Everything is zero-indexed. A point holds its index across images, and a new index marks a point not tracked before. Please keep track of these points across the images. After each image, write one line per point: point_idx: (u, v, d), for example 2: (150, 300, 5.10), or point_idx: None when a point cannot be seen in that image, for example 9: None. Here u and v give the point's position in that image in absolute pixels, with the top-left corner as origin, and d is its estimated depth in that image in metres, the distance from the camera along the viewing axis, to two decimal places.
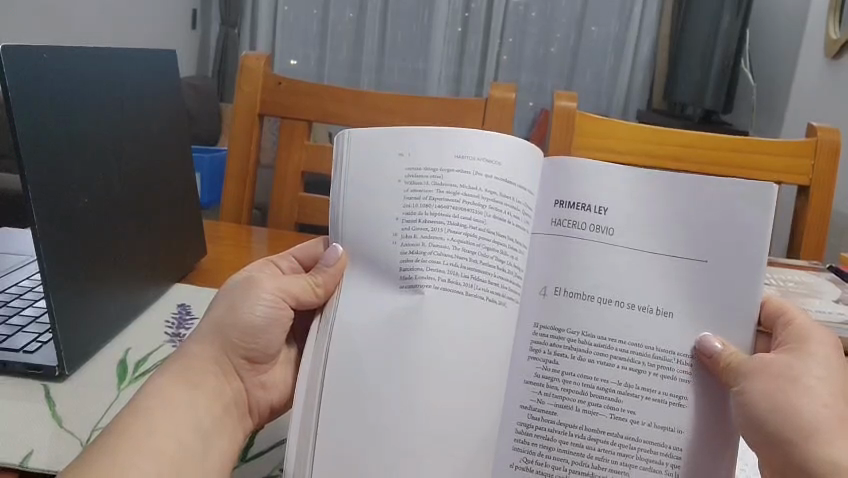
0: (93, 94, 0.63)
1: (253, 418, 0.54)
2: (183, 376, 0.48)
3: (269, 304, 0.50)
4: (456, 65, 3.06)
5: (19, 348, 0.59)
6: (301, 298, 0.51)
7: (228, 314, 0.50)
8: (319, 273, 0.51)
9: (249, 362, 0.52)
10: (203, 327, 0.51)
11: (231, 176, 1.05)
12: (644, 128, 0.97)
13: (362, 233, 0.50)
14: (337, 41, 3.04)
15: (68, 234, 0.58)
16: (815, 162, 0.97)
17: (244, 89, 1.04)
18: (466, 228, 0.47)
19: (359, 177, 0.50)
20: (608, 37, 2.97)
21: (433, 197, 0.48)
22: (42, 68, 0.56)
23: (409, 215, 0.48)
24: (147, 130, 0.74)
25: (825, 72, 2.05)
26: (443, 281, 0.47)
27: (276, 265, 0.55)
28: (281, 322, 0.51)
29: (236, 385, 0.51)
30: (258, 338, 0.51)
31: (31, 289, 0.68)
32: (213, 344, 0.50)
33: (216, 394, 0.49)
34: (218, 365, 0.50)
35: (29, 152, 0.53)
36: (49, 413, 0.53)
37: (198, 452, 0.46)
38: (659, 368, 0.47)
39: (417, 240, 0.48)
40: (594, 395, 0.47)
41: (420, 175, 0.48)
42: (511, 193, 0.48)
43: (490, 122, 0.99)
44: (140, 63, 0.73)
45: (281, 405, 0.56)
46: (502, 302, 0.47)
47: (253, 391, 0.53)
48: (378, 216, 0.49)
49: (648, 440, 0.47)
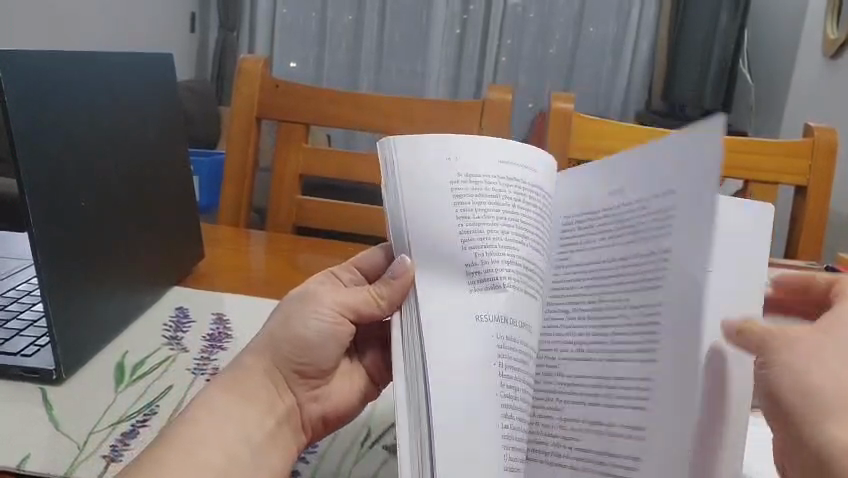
0: (90, 97, 0.64)
1: (306, 433, 0.53)
2: (233, 389, 0.49)
3: (326, 319, 0.50)
4: (455, 66, 3.07)
5: (16, 352, 0.59)
6: (359, 310, 0.50)
7: (280, 328, 0.50)
8: (382, 285, 0.49)
9: (303, 377, 0.51)
10: (259, 340, 0.51)
11: (230, 177, 1.05)
12: (645, 129, 0.97)
13: (422, 243, 0.47)
14: (336, 42, 3.04)
15: (65, 237, 0.58)
16: (813, 162, 0.97)
17: (242, 91, 1.04)
18: (515, 227, 0.46)
19: (409, 182, 0.47)
20: (607, 38, 2.97)
21: (490, 197, 0.47)
22: (37, 71, 0.56)
23: (465, 218, 0.47)
24: (145, 132, 0.74)
25: (823, 71, 2.06)
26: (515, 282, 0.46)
27: (338, 277, 0.54)
28: (336, 337, 0.51)
29: (289, 400, 0.51)
30: (309, 352, 0.51)
31: (29, 293, 0.69)
32: (264, 356, 0.50)
33: (267, 407, 0.49)
34: (269, 377, 0.50)
35: (25, 155, 0.53)
36: (48, 416, 0.53)
37: (247, 463, 0.47)
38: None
39: (477, 240, 0.46)
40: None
41: (473, 177, 0.47)
42: (540, 197, 0.48)
43: (488, 123, 0.99)
44: (136, 65, 0.73)
45: (339, 420, 0.55)
46: (535, 298, 0.47)
47: (306, 405, 0.52)
48: (434, 219, 0.47)
49: None
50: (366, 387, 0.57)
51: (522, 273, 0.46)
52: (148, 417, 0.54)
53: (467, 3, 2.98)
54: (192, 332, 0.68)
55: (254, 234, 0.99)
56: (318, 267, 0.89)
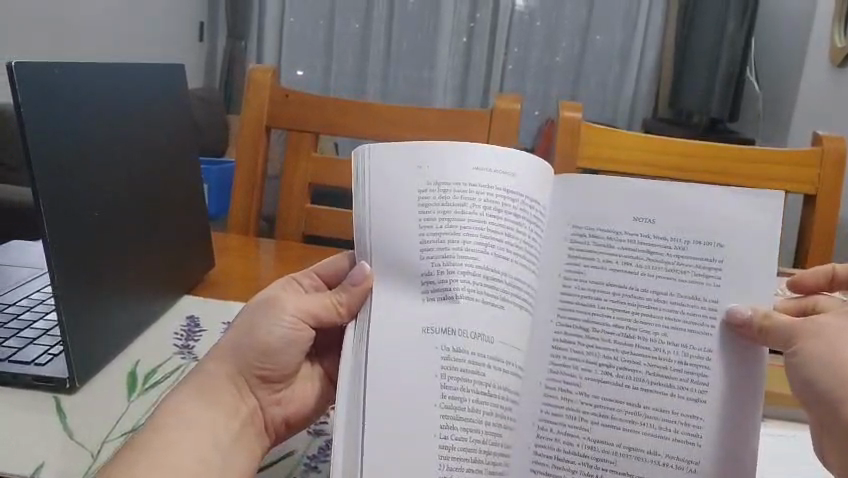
0: (102, 107, 0.64)
1: (269, 436, 0.53)
2: (200, 394, 0.49)
3: (288, 326, 0.50)
4: (462, 75, 3.08)
5: (30, 361, 0.59)
6: (319, 316, 0.51)
7: (243, 335, 0.50)
8: (343, 292, 0.50)
9: (266, 382, 0.51)
10: (221, 345, 0.51)
11: (240, 186, 1.05)
12: (650, 139, 0.97)
13: (393, 249, 0.49)
14: (343, 51, 3.05)
15: (78, 246, 0.58)
16: (821, 170, 0.97)
17: (251, 100, 1.04)
18: (479, 236, 0.48)
19: (377, 188, 0.49)
20: (613, 46, 2.97)
21: (457, 206, 0.48)
22: (51, 82, 0.57)
23: (429, 227, 0.48)
24: (156, 141, 0.75)
25: (831, 79, 2.05)
26: (474, 289, 0.47)
27: (298, 282, 0.54)
28: (299, 342, 0.51)
29: (251, 403, 0.51)
30: (273, 358, 0.51)
31: (41, 302, 0.69)
32: (227, 362, 0.50)
33: (234, 410, 0.49)
34: (233, 382, 0.50)
35: (40, 166, 0.54)
36: (60, 424, 0.54)
37: (217, 468, 0.46)
38: (684, 361, 0.47)
39: (438, 251, 0.48)
40: (612, 386, 0.47)
41: (441, 186, 0.49)
42: (520, 202, 0.48)
43: (496, 132, 1.00)
44: (148, 75, 0.74)
45: (300, 422, 0.55)
46: (504, 305, 0.48)
47: (269, 408, 0.52)
48: (401, 226, 0.49)
49: (663, 446, 0.46)
50: (328, 389, 0.57)
51: (481, 283, 0.47)
52: None
53: (473, 12, 2.99)
54: (202, 342, 0.68)
55: (263, 243, 1.00)
56: None
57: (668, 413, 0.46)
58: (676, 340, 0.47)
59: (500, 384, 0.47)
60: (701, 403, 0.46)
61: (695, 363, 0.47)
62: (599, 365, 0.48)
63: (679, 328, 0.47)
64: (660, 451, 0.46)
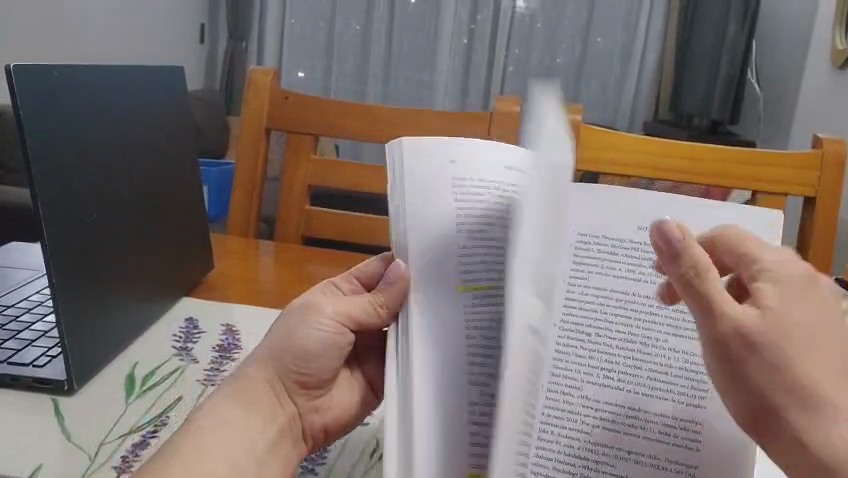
0: (102, 109, 0.64)
1: (306, 443, 0.54)
2: (241, 398, 0.49)
3: (326, 330, 0.51)
4: (462, 76, 3.08)
5: (29, 362, 0.59)
6: (358, 319, 0.51)
7: (282, 339, 0.51)
8: (379, 294, 0.49)
9: (304, 387, 0.52)
10: (260, 350, 0.52)
11: (240, 187, 1.05)
12: (649, 140, 0.97)
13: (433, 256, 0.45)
14: (344, 52, 3.06)
15: (77, 248, 0.58)
16: (820, 172, 0.97)
17: (251, 101, 1.04)
18: None
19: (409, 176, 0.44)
20: (614, 48, 2.97)
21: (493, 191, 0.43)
22: (51, 83, 0.57)
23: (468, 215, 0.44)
24: (156, 143, 0.75)
25: (832, 81, 2.05)
26: None
27: (336, 287, 0.55)
28: (338, 346, 0.52)
29: (290, 408, 0.51)
30: (311, 362, 0.51)
31: (41, 303, 0.69)
32: (267, 366, 0.51)
33: (272, 416, 0.50)
34: (271, 387, 0.50)
35: (39, 168, 0.54)
36: (58, 426, 0.54)
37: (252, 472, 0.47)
38: (684, 366, 0.47)
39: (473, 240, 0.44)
40: (612, 389, 0.47)
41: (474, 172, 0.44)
42: None
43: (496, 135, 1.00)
44: (148, 77, 0.74)
45: (339, 429, 0.56)
46: None
47: (307, 415, 0.53)
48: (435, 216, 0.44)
49: (661, 450, 0.46)
50: (367, 395, 0.57)
51: None
52: (159, 428, 0.55)
53: (474, 13, 2.99)
54: (201, 343, 0.68)
55: (263, 245, 1.00)
56: (319, 276, 0.90)
57: (666, 417, 0.47)
58: (676, 345, 0.47)
59: None
60: (699, 407, 0.46)
61: (694, 368, 0.47)
62: (601, 369, 0.48)
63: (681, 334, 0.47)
64: (659, 455, 0.46)
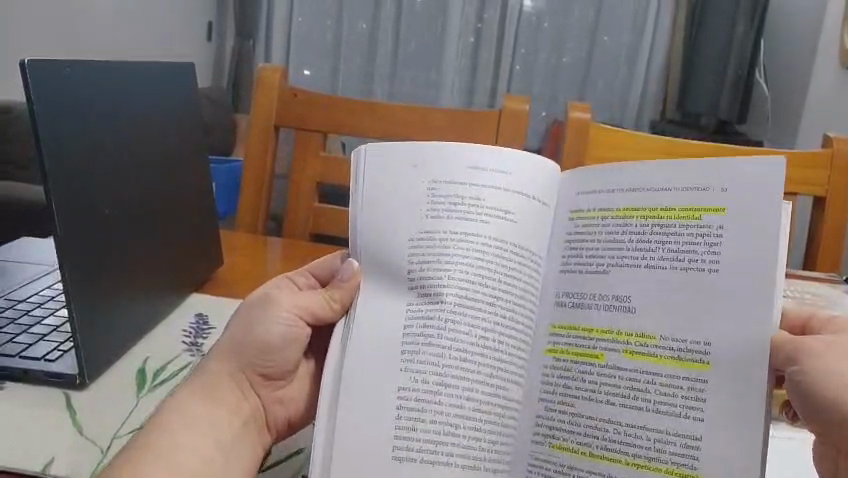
0: (113, 105, 0.64)
1: (269, 433, 0.55)
2: (205, 393, 0.50)
3: (286, 322, 0.52)
4: (469, 76, 3.08)
5: (40, 357, 0.60)
6: (315, 311, 0.53)
7: (238, 332, 0.52)
8: (335, 289, 0.53)
9: (266, 379, 0.53)
10: (221, 344, 0.53)
11: (248, 185, 1.06)
12: (662, 141, 0.96)
13: (383, 248, 0.52)
14: (351, 51, 3.06)
15: (89, 243, 0.58)
16: (831, 173, 0.96)
17: (259, 99, 1.05)
18: (465, 235, 0.50)
19: (373, 187, 0.52)
20: (622, 47, 2.97)
21: (461, 204, 0.50)
22: (63, 79, 0.57)
23: (425, 226, 0.51)
24: (167, 139, 0.75)
25: (841, 80, 2.04)
26: (463, 290, 0.49)
27: (293, 280, 0.56)
28: (298, 339, 0.53)
29: (254, 401, 0.52)
30: (272, 354, 0.52)
31: (52, 298, 0.69)
32: (229, 359, 0.51)
33: (235, 409, 0.51)
34: (233, 381, 0.51)
35: (52, 164, 0.54)
36: (70, 420, 0.54)
37: (218, 465, 0.48)
38: (686, 379, 0.45)
39: (428, 247, 0.50)
40: (601, 404, 0.47)
41: (443, 183, 0.51)
42: (522, 200, 0.51)
43: (505, 134, 0.99)
44: (160, 76, 0.75)
45: (300, 420, 0.57)
46: (503, 300, 0.49)
47: (270, 407, 0.54)
48: (397, 225, 0.51)
49: (670, 452, 0.44)
50: None
51: (470, 279, 0.49)
52: None
53: (481, 13, 2.99)
54: (210, 339, 0.69)
55: (272, 242, 1.00)
56: None
57: (664, 429, 0.45)
58: (683, 358, 0.45)
59: (499, 378, 0.48)
60: (699, 420, 0.44)
61: (692, 382, 0.45)
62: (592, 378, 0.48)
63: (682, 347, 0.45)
64: (662, 454, 0.44)
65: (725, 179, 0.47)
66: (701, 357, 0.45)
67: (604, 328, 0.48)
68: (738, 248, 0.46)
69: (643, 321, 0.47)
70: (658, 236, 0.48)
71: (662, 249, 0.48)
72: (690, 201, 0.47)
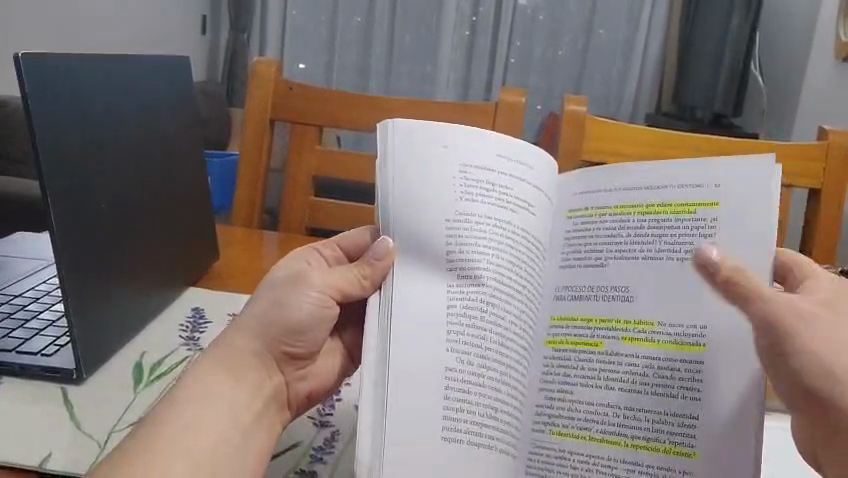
0: (109, 101, 0.64)
1: (289, 410, 0.54)
2: (230, 367, 0.47)
3: (315, 301, 0.50)
4: (464, 69, 3.08)
5: (37, 351, 0.60)
6: (344, 289, 0.50)
7: (269, 310, 0.49)
8: (366, 266, 0.50)
9: (291, 358, 0.51)
10: (244, 317, 0.50)
11: (244, 177, 1.05)
12: (657, 133, 0.97)
13: (418, 233, 0.49)
14: (346, 44, 3.05)
15: (86, 238, 0.58)
16: (826, 166, 0.97)
17: (254, 92, 1.04)
18: (496, 224, 0.49)
19: (402, 167, 0.49)
20: (617, 41, 2.97)
21: (492, 191, 0.49)
22: (58, 75, 0.57)
23: (461, 209, 0.49)
24: (162, 134, 0.75)
25: (836, 74, 2.04)
26: (497, 280, 0.48)
27: (320, 252, 0.54)
28: (327, 319, 0.51)
29: (279, 379, 0.51)
30: (302, 335, 0.50)
31: (48, 293, 0.69)
32: (259, 337, 0.49)
33: (259, 386, 0.48)
34: (260, 360, 0.49)
35: (48, 159, 0.54)
36: (68, 414, 0.54)
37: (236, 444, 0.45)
38: (682, 360, 0.46)
39: (465, 231, 0.49)
40: (598, 390, 0.47)
41: (474, 168, 0.50)
42: (539, 191, 0.51)
43: (500, 127, 1.00)
44: (156, 72, 0.75)
45: (317, 393, 0.56)
46: (522, 290, 0.49)
47: (293, 383, 0.53)
48: (429, 208, 0.49)
49: (667, 431, 0.45)
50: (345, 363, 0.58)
51: (504, 268, 0.49)
52: None
53: (476, 6, 2.98)
54: (207, 333, 0.69)
55: (267, 236, 1.00)
56: None
57: (661, 410, 0.46)
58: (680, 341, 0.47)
59: (517, 369, 0.48)
60: (696, 399, 0.45)
61: (689, 363, 0.46)
62: (593, 366, 0.48)
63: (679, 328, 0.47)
64: (661, 436, 0.45)
65: (721, 175, 0.48)
66: (696, 339, 0.46)
67: (607, 317, 0.49)
68: (736, 241, 0.47)
69: (644, 310, 0.48)
70: (655, 231, 0.49)
71: (660, 241, 0.48)
72: (690, 195, 0.48)
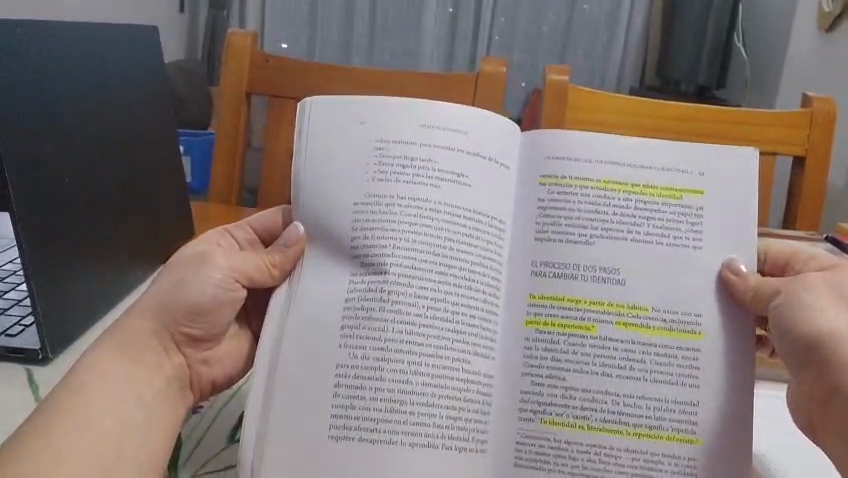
0: (73, 71, 0.62)
1: (193, 392, 0.55)
2: (121, 351, 0.49)
3: (219, 282, 0.51)
4: (447, 45, 3.04)
5: (2, 332, 0.58)
6: (251, 276, 0.52)
7: (172, 289, 0.51)
8: (277, 253, 0.52)
9: (191, 339, 0.53)
10: (141, 303, 0.51)
11: (222, 154, 1.02)
12: (639, 100, 0.95)
13: (329, 211, 0.51)
14: (328, 21, 3.00)
15: (49, 214, 0.56)
16: (810, 132, 0.96)
17: (231, 65, 1.01)
18: (411, 202, 0.49)
19: (317, 145, 0.52)
20: (601, 14, 2.94)
21: (410, 166, 0.50)
22: (17, 42, 0.55)
23: (371, 190, 0.50)
24: (131, 107, 0.72)
25: (819, 45, 2.03)
26: (408, 262, 0.48)
27: (233, 236, 0.56)
28: (231, 301, 0.53)
29: (178, 360, 0.52)
30: (202, 316, 0.52)
31: (15, 272, 0.67)
32: (160, 314, 0.51)
33: (154, 366, 0.50)
34: (156, 340, 0.50)
35: (5, 131, 0.52)
36: (33, 397, 0.52)
37: (141, 423, 0.47)
38: (682, 348, 0.48)
39: (371, 214, 0.50)
40: (589, 375, 0.48)
41: (391, 143, 0.51)
42: (475, 157, 0.51)
43: (482, 97, 0.97)
44: (124, 43, 0.72)
45: (225, 381, 0.57)
46: (452, 267, 0.48)
47: (196, 367, 0.54)
48: (343, 186, 0.51)
49: (670, 416, 0.47)
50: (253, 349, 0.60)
51: (416, 248, 0.49)
52: None
53: None
54: None
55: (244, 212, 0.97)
56: None
57: (657, 399, 0.48)
58: (680, 332, 0.49)
59: (469, 348, 0.48)
60: (696, 387, 0.48)
61: (689, 353, 0.48)
62: (590, 350, 0.49)
63: (681, 320, 0.49)
64: (663, 423, 0.47)
65: (702, 164, 0.51)
66: (691, 328, 0.49)
67: (595, 299, 0.49)
68: (721, 224, 0.51)
69: (637, 295, 0.49)
70: (642, 212, 0.51)
71: (649, 224, 0.51)
72: (675, 181, 0.51)
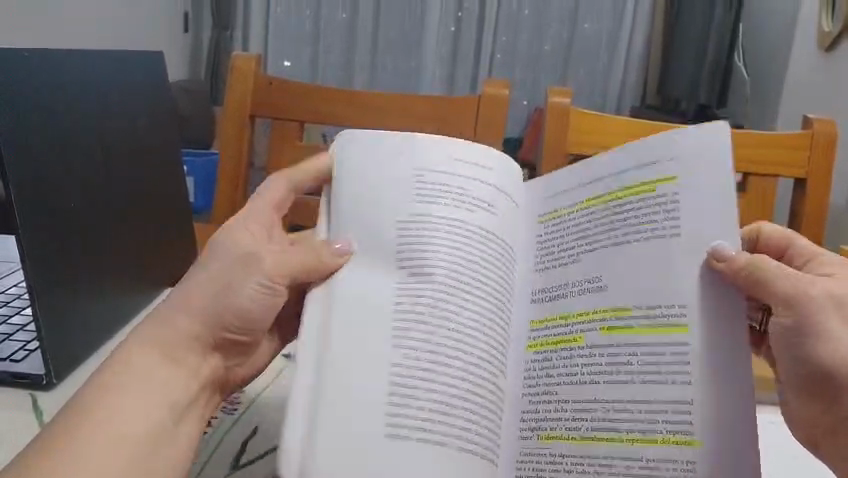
0: (77, 97, 0.62)
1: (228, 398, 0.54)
2: None
3: (259, 282, 0.48)
4: (450, 64, 3.06)
5: (5, 357, 0.58)
6: (295, 275, 0.49)
7: (219, 296, 0.47)
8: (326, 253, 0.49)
9: (233, 344, 0.50)
10: None
11: (225, 177, 1.03)
12: (638, 122, 0.96)
13: (363, 227, 0.50)
14: (331, 40, 3.02)
15: (53, 240, 0.56)
16: (811, 154, 0.96)
17: (235, 88, 1.02)
18: (451, 219, 0.49)
19: (356, 165, 0.51)
20: (602, 33, 2.96)
21: (448, 190, 0.50)
22: (22, 70, 0.55)
23: (416, 206, 0.50)
24: (134, 130, 0.73)
25: (819, 65, 2.04)
26: (452, 273, 0.48)
27: None
28: None
29: (213, 362, 0.49)
30: None
31: (18, 297, 0.67)
32: (202, 322, 0.47)
33: (194, 368, 0.47)
34: (199, 343, 0.47)
35: (10, 158, 0.52)
36: (37, 423, 0.52)
37: (170, 425, 0.44)
38: (667, 345, 0.44)
39: (416, 228, 0.49)
40: (578, 385, 0.46)
41: (428, 171, 0.51)
42: (496, 192, 0.52)
43: (484, 119, 0.98)
44: (128, 68, 0.73)
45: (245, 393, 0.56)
46: (476, 288, 0.48)
47: (232, 371, 0.53)
48: (382, 203, 0.50)
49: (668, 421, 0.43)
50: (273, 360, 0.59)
51: (459, 263, 0.48)
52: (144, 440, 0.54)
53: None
54: None
55: None
56: None
57: (648, 402, 0.43)
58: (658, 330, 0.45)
59: (493, 369, 0.47)
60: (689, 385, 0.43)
61: (677, 350, 0.44)
62: (582, 362, 0.47)
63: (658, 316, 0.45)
64: (657, 425, 0.43)
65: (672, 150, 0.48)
66: (677, 319, 0.45)
67: (582, 310, 0.48)
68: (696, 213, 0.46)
69: None
70: (620, 217, 0.49)
71: (626, 226, 0.48)
72: (643, 176, 0.49)
